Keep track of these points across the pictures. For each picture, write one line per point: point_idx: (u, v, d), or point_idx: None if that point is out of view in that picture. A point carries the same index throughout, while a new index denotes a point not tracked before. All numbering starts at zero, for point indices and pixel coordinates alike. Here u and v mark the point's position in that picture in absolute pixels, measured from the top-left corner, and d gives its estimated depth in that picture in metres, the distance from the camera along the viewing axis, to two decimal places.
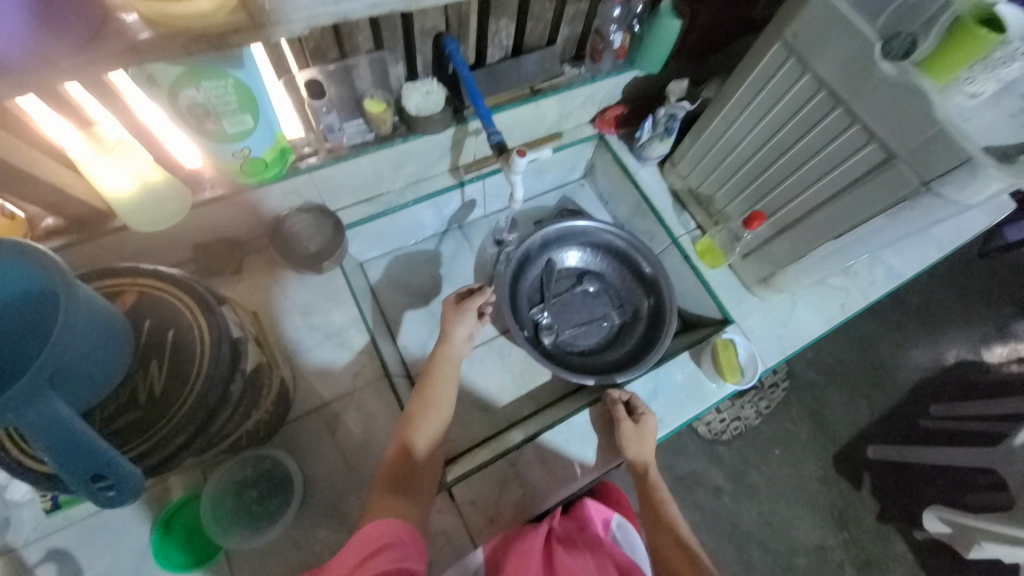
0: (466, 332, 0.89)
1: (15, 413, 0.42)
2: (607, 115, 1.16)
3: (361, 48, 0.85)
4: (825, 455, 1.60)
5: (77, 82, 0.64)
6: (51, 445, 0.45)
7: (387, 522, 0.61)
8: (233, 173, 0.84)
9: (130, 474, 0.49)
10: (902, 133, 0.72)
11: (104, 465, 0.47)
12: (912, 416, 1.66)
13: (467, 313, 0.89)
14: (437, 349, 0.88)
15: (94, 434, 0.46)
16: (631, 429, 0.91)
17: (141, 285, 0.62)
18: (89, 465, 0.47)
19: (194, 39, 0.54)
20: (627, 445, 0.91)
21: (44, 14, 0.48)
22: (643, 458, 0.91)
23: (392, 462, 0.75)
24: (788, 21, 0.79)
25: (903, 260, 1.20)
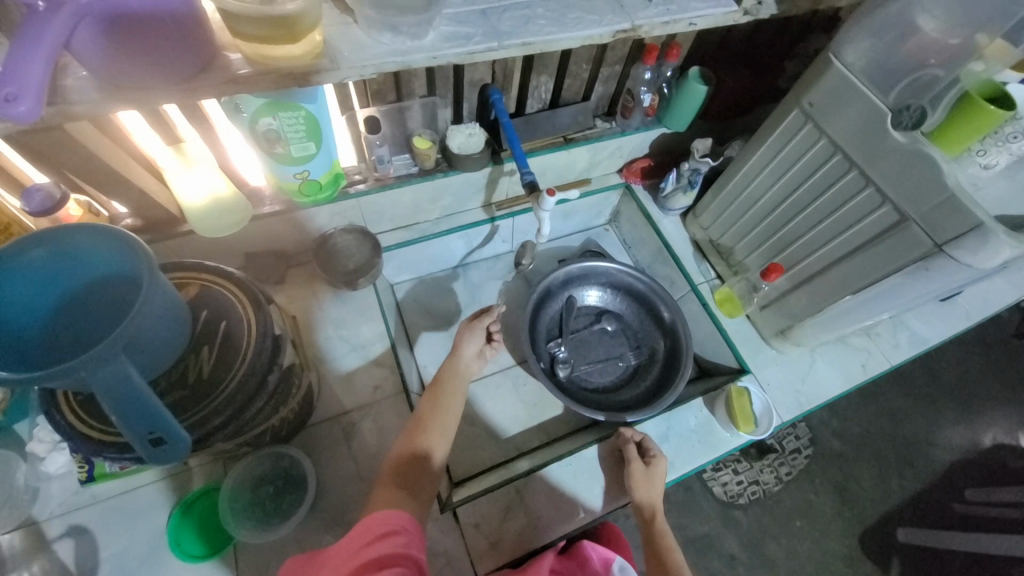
0: (474, 349, 0.94)
1: (91, 373, 0.48)
2: (634, 166, 1.25)
3: (416, 93, 0.96)
4: (849, 530, 1.51)
5: (175, 106, 0.76)
6: (118, 406, 0.51)
7: (391, 511, 0.63)
8: (290, 193, 0.94)
9: (182, 438, 0.55)
10: (914, 197, 0.75)
11: (161, 428, 0.53)
12: (945, 498, 1.57)
13: (476, 331, 0.94)
14: (445, 364, 0.92)
15: (157, 398, 0.53)
16: (641, 472, 0.90)
17: (202, 280, 0.70)
18: (149, 426, 0.53)
19: (283, 76, 0.64)
20: (634, 486, 0.90)
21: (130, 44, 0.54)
22: (652, 501, 0.90)
23: (398, 462, 0.78)
24: (805, 91, 0.86)
25: (928, 327, 1.19)
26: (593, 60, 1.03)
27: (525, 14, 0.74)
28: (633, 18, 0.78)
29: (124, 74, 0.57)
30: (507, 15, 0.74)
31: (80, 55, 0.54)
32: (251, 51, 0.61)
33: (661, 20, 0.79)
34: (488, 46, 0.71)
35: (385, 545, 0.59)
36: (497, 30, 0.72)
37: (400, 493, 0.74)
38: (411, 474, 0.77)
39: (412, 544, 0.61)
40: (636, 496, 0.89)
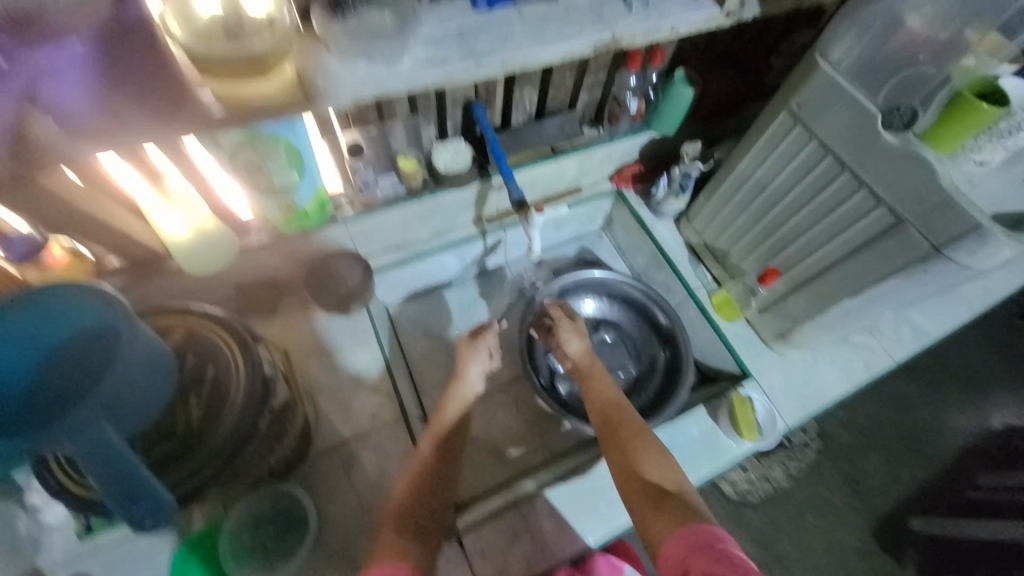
0: (479, 370, 0.94)
1: (71, 436, 0.48)
2: (625, 172, 1.22)
3: (398, 114, 0.93)
4: (862, 523, 1.49)
5: (154, 144, 0.72)
6: (99, 469, 0.50)
7: (401, 562, 0.64)
8: (276, 223, 0.93)
9: (164, 500, 0.54)
10: (909, 199, 0.74)
11: (141, 490, 0.52)
12: (957, 486, 1.55)
13: (479, 350, 0.94)
14: (451, 386, 0.91)
15: (138, 460, 0.52)
16: (570, 322, 0.99)
17: (188, 323, 0.69)
18: (130, 491, 0.52)
19: (256, 114, 0.61)
20: (566, 341, 0.97)
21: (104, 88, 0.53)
22: (585, 354, 0.95)
23: (403, 499, 0.74)
24: (792, 93, 0.84)
25: (930, 320, 1.18)
26: (577, 69, 1.01)
27: (504, 32, 0.73)
28: (614, 29, 0.76)
29: (97, 126, 0.54)
30: (484, 35, 0.72)
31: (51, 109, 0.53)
32: (220, 87, 0.59)
33: (642, 29, 0.77)
34: (466, 66, 0.69)
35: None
36: (474, 50, 0.71)
37: (401, 528, 0.70)
38: (416, 516, 0.73)
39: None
40: (568, 348, 0.96)
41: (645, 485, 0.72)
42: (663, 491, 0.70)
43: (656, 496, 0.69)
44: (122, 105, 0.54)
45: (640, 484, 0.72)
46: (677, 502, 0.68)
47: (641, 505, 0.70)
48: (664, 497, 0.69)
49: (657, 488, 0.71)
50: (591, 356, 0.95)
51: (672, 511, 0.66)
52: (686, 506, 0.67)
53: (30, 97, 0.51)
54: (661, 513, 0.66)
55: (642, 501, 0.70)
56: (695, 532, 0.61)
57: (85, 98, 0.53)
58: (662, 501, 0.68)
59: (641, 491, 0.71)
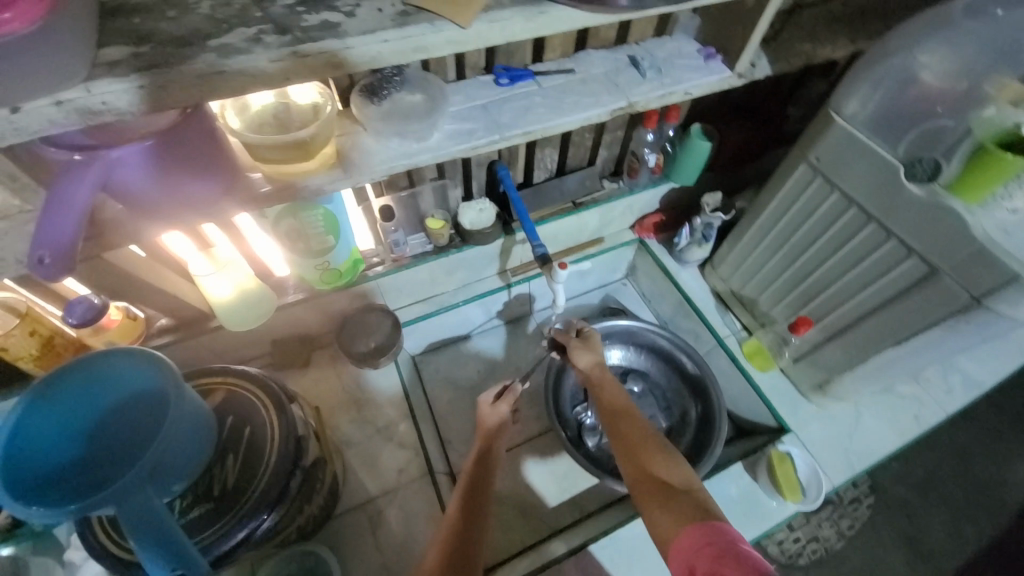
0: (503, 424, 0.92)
1: (118, 504, 0.51)
2: (646, 222, 1.25)
3: (427, 177, 0.99)
4: None
5: (213, 224, 0.81)
6: (142, 535, 0.52)
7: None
8: (311, 281, 0.97)
9: (201, 566, 0.54)
10: (941, 250, 0.73)
11: (180, 557, 0.53)
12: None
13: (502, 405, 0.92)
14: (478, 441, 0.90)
15: (177, 526, 0.53)
16: (579, 339, 0.96)
17: (229, 383, 0.72)
18: (168, 560, 0.53)
19: (297, 188, 0.67)
20: (576, 354, 0.94)
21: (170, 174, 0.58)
22: (595, 365, 0.92)
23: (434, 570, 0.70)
24: (810, 146, 0.85)
25: (981, 368, 1.11)
26: (595, 129, 1.06)
27: (525, 104, 0.78)
28: (630, 96, 0.80)
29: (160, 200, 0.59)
30: (507, 108, 0.78)
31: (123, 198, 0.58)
32: (268, 168, 0.67)
33: (656, 95, 0.81)
34: (490, 139, 0.74)
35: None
36: (498, 123, 0.76)
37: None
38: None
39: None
40: (578, 362, 0.93)
41: (655, 486, 0.69)
42: (673, 490, 0.68)
43: (665, 495, 0.67)
44: (183, 182, 0.59)
45: (648, 485, 0.69)
46: (685, 500, 0.65)
47: (649, 503, 0.67)
48: (673, 495, 0.67)
49: (666, 487, 0.68)
50: (601, 367, 0.91)
51: (681, 510, 0.64)
52: (696, 505, 0.65)
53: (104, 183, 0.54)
54: (669, 512, 0.64)
55: (652, 500, 0.67)
56: (704, 530, 0.59)
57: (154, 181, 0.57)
58: (671, 501, 0.66)
59: (651, 491, 0.69)
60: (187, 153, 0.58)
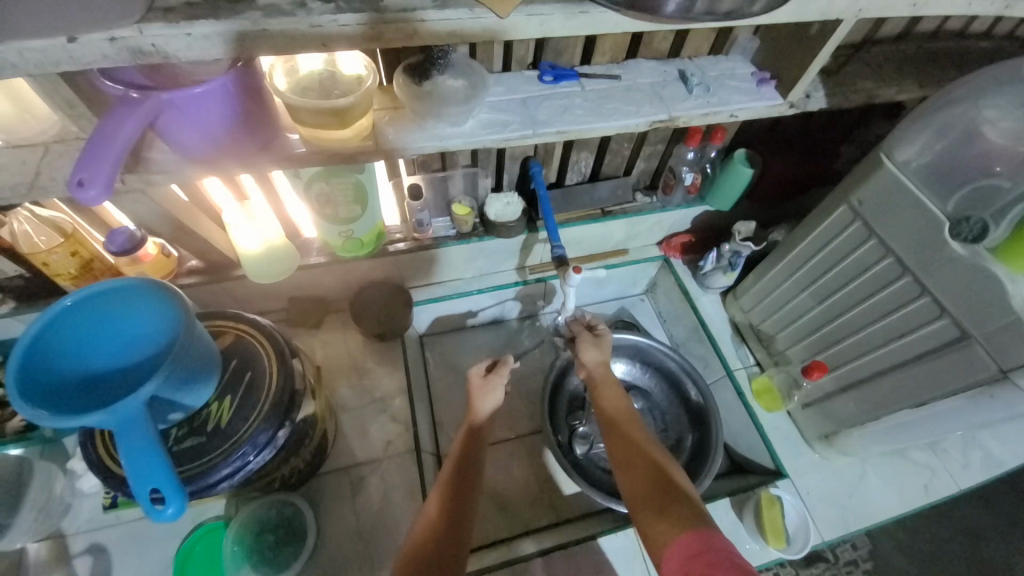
0: (495, 399, 0.91)
1: (107, 417, 0.53)
2: (674, 241, 1.22)
3: (460, 162, 1.00)
4: None
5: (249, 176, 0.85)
6: (129, 450, 0.54)
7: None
8: (335, 248, 1.00)
9: (178, 490, 0.55)
10: (978, 315, 0.69)
11: (157, 478, 0.54)
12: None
13: (494, 381, 0.92)
14: (468, 418, 0.89)
15: (164, 447, 0.55)
16: (589, 335, 0.93)
17: (239, 329, 0.75)
18: (150, 481, 0.54)
19: (334, 157, 0.70)
20: (583, 350, 0.92)
21: (218, 139, 0.63)
22: (600, 364, 0.90)
23: (412, 554, 0.70)
24: (854, 188, 0.82)
25: (1007, 448, 1.04)
26: (635, 139, 1.04)
27: (564, 104, 0.78)
28: (672, 109, 0.79)
29: (201, 155, 0.64)
30: (546, 105, 0.78)
31: (162, 135, 0.61)
32: (307, 132, 0.69)
33: (700, 112, 0.79)
34: (523, 134, 0.75)
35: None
36: (534, 119, 0.76)
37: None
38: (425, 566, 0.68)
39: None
40: (583, 359, 0.91)
41: (649, 490, 0.68)
42: (668, 495, 0.66)
43: (660, 502, 0.66)
44: (225, 143, 0.64)
45: (644, 488, 0.68)
46: (681, 506, 0.64)
47: (644, 511, 0.66)
48: (669, 501, 0.65)
49: (661, 491, 0.67)
50: (607, 367, 0.89)
51: (675, 517, 0.63)
52: (689, 510, 0.63)
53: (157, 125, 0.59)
54: (664, 519, 0.63)
55: (646, 506, 0.66)
56: (692, 538, 0.59)
57: (202, 145, 0.63)
58: (665, 506, 0.65)
59: (645, 496, 0.67)
60: (240, 118, 0.63)
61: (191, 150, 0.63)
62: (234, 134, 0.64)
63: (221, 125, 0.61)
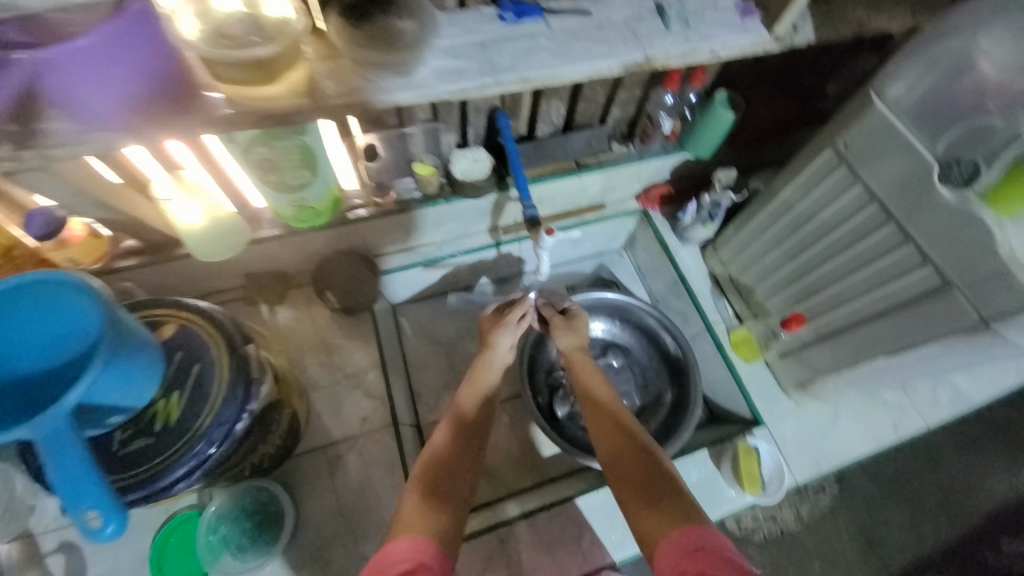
0: (509, 341, 0.90)
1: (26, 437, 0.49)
2: (652, 193, 1.17)
3: (418, 117, 0.90)
4: None
5: (177, 143, 0.74)
6: (57, 469, 0.51)
7: (424, 541, 0.60)
8: (287, 218, 0.92)
9: (116, 510, 0.53)
10: (961, 264, 0.67)
11: (91, 499, 0.52)
12: (977, 548, 1.43)
13: (508, 324, 0.91)
14: (479, 356, 0.90)
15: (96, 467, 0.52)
16: (562, 319, 0.92)
17: (182, 317, 0.69)
18: (82, 500, 0.52)
19: (265, 117, 0.61)
20: (556, 334, 0.91)
21: (134, 109, 0.55)
22: (577, 349, 0.90)
23: (426, 469, 0.73)
24: (840, 130, 0.77)
25: (974, 383, 1.08)
26: (609, 83, 0.94)
27: (527, 46, 0.69)
28: (648, 49, 0.71)
29: (113, 126, 0.55)
30: (506, 48, 0.69)
31: (59, 103, 0.52)
32: (229, 89, 0.58)
33: (677, 52, 0.72)
34: (482, 83, 0.67)
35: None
36: (494, 65, 0.68)
37: (427, 499, 0.68)
38: (440, 482, 0.71)
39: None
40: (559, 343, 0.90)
41: (639, 485, 0.66)
42: (657, 489, 0.65)
43: (650, 495, 0.64)
44: (139, 113, 0.56)
45: (633, 482, 0.67)
46: (671, 499, 0.63)
47: (635, 504, 0.65)
48: (657, 493, 0.64)
49: (650, 484, 0.66)
50: (583, 352, 0.89)
51: (667, 510, 0.61)
52: (680, 501, 0.62)
53: (62, 99, 0.52)
54: (655, 512, 0.62)
55: (635, 500, 0.65)
56: (685, 534, 0.57)
57: (113, 119, 0.55)
58: (656, 500, 0.63)
59: (634, 490, 0.66)
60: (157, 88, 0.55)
61: (102, 123, 0.55)
62: (152, 102, 0.56)
63: (113, 88, 0.52)
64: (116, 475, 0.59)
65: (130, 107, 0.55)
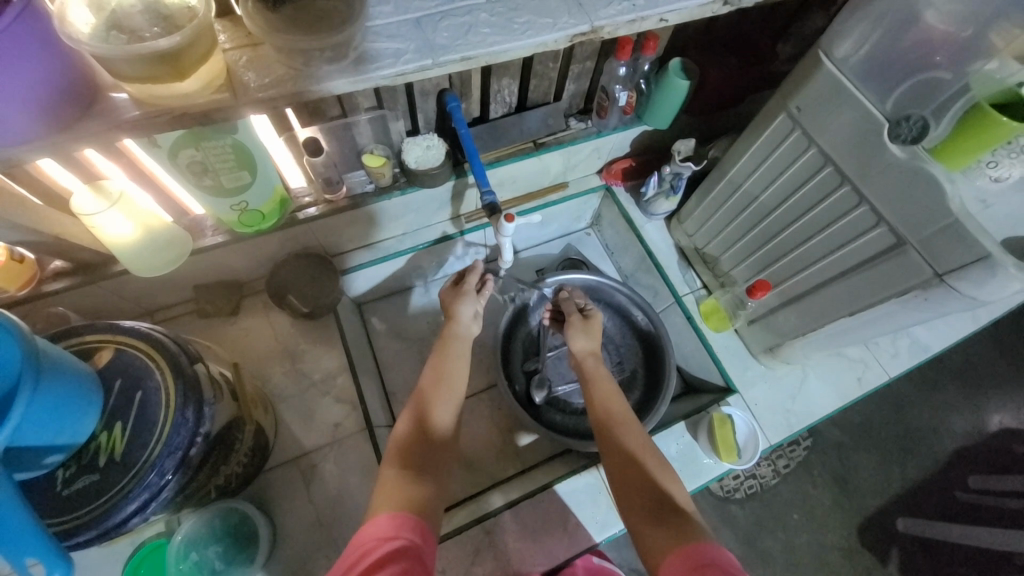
0: (472, 312, 0.90)
1: None
2: (614, 167, 1.15)
3: (362, 107, 0.85)
4: (849, 521, 1.45)
5: (94, 150, 0.68)
6: None
7: (405, 517, 0.59)
8: (231, 224, 0.86)
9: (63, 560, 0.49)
10: (913, 221, 0.67)
11: (30, 552, 0.46)
12: (946, 486, 1.50)
13: (468, 294, 0.90)
14: (452, 331, 0.88)
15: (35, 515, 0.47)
16: (579, 322, 0.94)
17: (118, 342, 0.64)
18: (21, 554, 0.46)
19: (179, 117, 0.57)
20: (573, 337, 0.93)
21: (44, 125, 0.51)
22: (589, 351, 0.91)
23: (410, 444, 0.71)
24: (793, 93, 0.76)
25: (932, 334, 1.12)
26: (561, 57, 0.90)
27: (465, 21, 0.65)
28: (594, 19, 0.67)
29: (31, 148, 0.52)
30: (445, 25, 0.65)
31: None
32: (138, 89, 0.53)
33: (626, 20, 0.68)
34: (421, 65, 0.62)
35: (383, 555, 0.54)
36: (432, 44, 0.63)
37: (409, 471, 0.66)
38: (421, 457, 0.70)
39: (413, 571, 0.53)
40: (573, 344, 0.92)
41: (643, 503, 0.66)
42: (663, 508, 0.64)
43: (656, 512, 0.64)
44: (46, 130, 0.51)
45: (641, 502, 0.66)
46: (676, 517, 0.62)
47: (640, 522, 0.64)
48: (659, 509, 0.64)
49: (655, 504, 0.65)
50: (595, 357, 0.90)
51: (667, 531, 0.60)
52: (683, 521, 0.62)
53: None
54: (658, 530, 0.61)
55: (639, 519, 0.65)
56: (688, 552, 0.56)
57: (28, 140, 0.51)
58: (660, 520, 0.63)
59: (638, 509, 0.66)
60: (66, 103, 0.51)
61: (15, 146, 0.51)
62: (64, 116, 0.52)
63: (2, 98, 0.46)
64: (58, 518, 0.55)
65: (43, 126, 0.51)
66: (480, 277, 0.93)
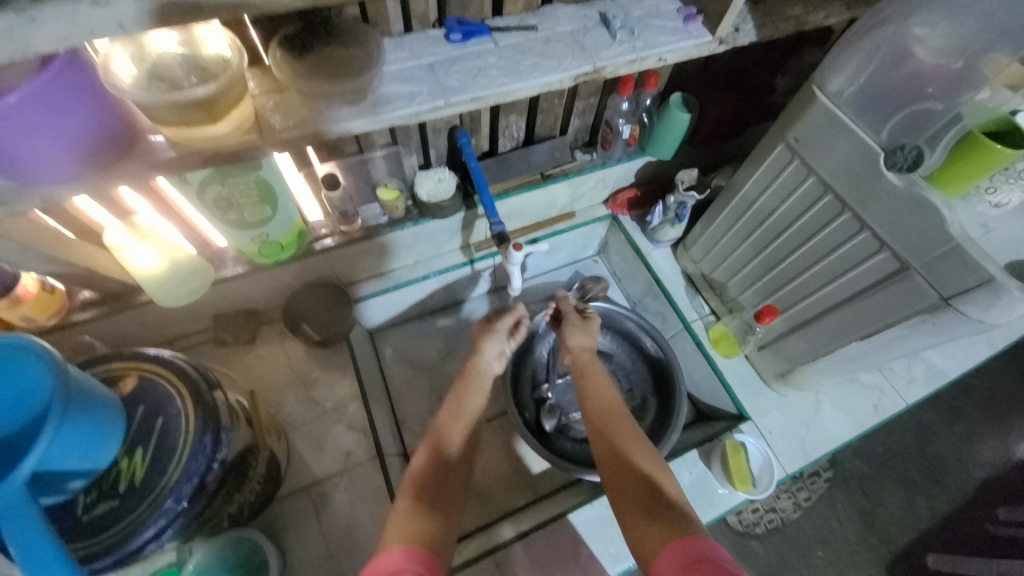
0: (497, 349, 0.89)
1: None
2: (619, 198, 1.19)
3: (377, 143, 0.89)
4: (876, 558, 1.39)
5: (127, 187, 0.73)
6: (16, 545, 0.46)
7: (418, 551, 0.58)
8: (251, 255, 0.90)
9: None
10: (915, 247, 0.68)
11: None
12: (976, 518, 1.44)
13: (496, 331, 0.90)
14: (468, 363, 0.89)
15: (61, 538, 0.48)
16: (578, 318, 0.93)
17: (141, 369, 0.66)
18: None
19: (211, 156, 0.59)
20: (570, 333, 0.92)
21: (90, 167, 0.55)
22: (583, 347, 0.90)
23: (423, 472, 0.72)
24: (790, 125, 0.79)
25: (948, 359, 1.10)
26: (566, 94, 0.95)
27: (475, 64, 0.70)
28: (596, 60, 0.71)
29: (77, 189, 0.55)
30: (456, 68, 0.69)
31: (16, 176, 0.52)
32: (174, 130, 0.57)
33: (626, 59, 0.72)
34: (433, 105, 0.66)
35: None
36: (443, 87, 0.68)
37: (420, 503, 0.67)
38: (429, 487, 0.70)
39: None
40: (570, 340, 0.91)
41: (637, 498, 0.65)
42: (655, 505, 0.63)
43: (650, 505, 0.63)
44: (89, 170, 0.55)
45: (637, 504, 0.64)
46: (672, 512, 0.62)
47: (635, 518, 0.63)
48: (655, 505, 0.63)
49: (649, 501, 0.64)
50: (593, 354, 0.90)
51: (663, 526, 0.59)
52: (678, 515, 0.61)
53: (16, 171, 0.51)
54: (654, 526, 0.60)
55: (633, 512, 0.64)
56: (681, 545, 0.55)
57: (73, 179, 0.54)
58: (655, 513, 0.62)
59: (631, 503, 0.65)
60: (108, 146, 0.55)
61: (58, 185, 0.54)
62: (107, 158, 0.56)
63: (53, 143, 0.50)
64: (79, 543, 0.56)
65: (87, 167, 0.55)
66: (516, 319, 0.92)
